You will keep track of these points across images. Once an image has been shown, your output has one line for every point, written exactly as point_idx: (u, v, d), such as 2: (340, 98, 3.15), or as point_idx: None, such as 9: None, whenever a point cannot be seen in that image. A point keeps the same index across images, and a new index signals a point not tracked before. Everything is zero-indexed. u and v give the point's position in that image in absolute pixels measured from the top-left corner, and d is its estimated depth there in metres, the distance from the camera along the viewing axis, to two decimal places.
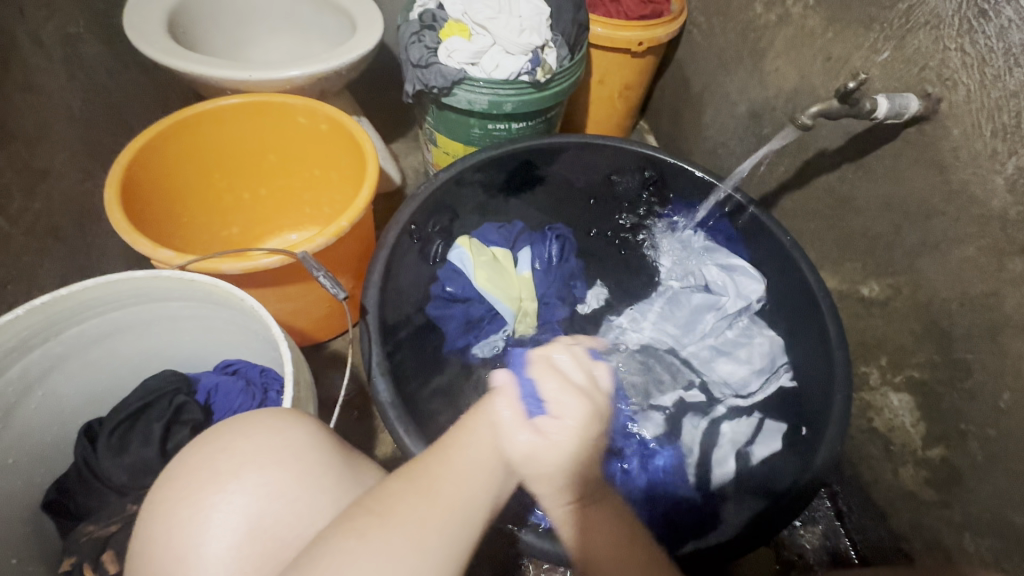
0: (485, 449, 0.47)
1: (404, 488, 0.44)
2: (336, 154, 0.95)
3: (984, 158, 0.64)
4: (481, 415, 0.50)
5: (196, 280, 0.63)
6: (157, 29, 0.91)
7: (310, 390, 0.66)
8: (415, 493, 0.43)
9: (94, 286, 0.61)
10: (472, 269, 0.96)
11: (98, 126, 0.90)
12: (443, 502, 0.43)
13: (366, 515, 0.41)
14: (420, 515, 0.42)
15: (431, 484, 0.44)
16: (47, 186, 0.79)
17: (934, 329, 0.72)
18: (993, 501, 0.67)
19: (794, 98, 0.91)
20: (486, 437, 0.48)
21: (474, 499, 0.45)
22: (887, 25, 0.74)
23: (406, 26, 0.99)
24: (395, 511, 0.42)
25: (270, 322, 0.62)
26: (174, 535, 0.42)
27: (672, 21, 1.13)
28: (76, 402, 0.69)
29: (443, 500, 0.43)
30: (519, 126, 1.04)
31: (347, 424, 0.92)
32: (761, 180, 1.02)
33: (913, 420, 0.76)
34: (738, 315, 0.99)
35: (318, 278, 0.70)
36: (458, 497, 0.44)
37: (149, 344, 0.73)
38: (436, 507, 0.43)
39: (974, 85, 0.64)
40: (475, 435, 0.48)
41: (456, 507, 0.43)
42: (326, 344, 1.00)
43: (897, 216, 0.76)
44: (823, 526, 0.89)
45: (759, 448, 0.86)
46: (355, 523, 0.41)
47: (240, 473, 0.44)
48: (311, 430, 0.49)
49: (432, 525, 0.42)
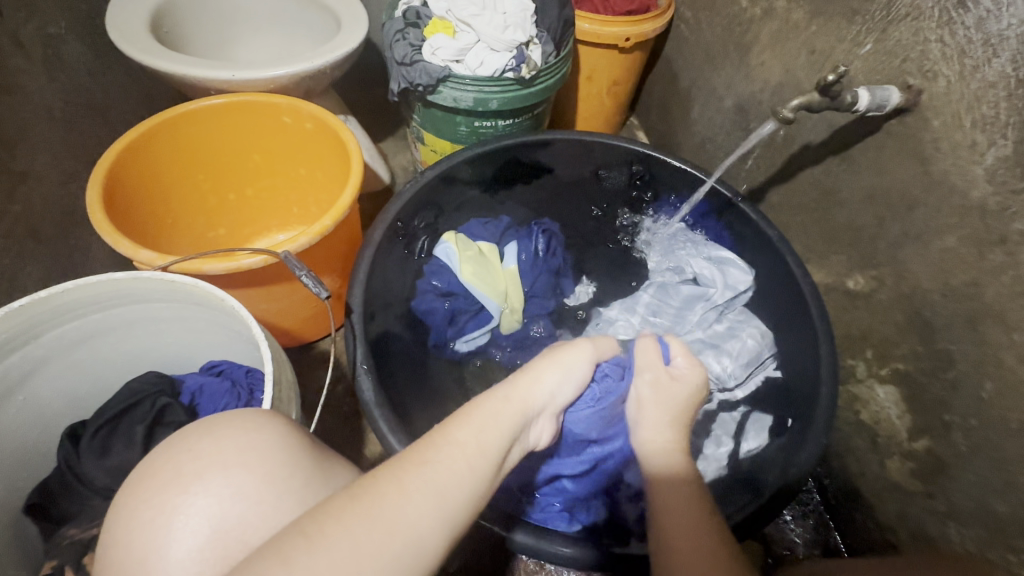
0: (446, 473, 0.42)
1: (346, 506, 0.37)
2: (321, 153, 0.94)
3: (964, 149, 0.64)
4: (449, 433, 0.46)
5: (178, 281, 0.63)
6: (139, 29, 0.91)
7: (293, 390, 0.65)
8: (361, 518, 0.36)
9: (72, 288, 0.60)
10: (457, 263, 0.96)
11: (81, 128, 0.90)
12: (390, 528, 0.37)
13: (298, 535, 0.35)
14: (361, 544, 0.35)
15: (379, 507, 0.38)
16: (27, 188, 0.78)
17: (917, 320, 0.73)
18: (977, 491, 0.68)
19: (780, 92, 0.91)
20: (449, 456, 0.44)
21: (424, 527, 0.38)
22: (869, 17, 0.74)
23: (391, 24, 0.98)
24: (333, 536, 0.35)
25: (250, 322, 0.62)
26: (139, 539, 0.42)
27: (658, 16, 1.13)
28: (57, 405, 0.69)
29: (391, 529, 0.37)
30: (505, 123, 1.04)
31: (335, 424, 0.92)
32: (748, 174, 1.02)
33: (898, 412, 0.76)
34: (725, 308, 0.98)
35: (300, 277, 0.70)
36: (405, 530, 0.37)
37: (132, 346, 0.73)
38: (376, 537, 0.36)
39: (954, 76, 0.64)
40: (439, 454, 0.43)
41: (404, 542, 0.37)
42: (314, 344, 1.00)
43: (880, 208, 0.76)
44: (812, 519, 0.90)
45: (747, 442, 0.87)
46: (282, 547, 0.34)
47: (205, 475, 0.44)
48: (281, 433, 0.48)
49: (370, 563, 0.35)
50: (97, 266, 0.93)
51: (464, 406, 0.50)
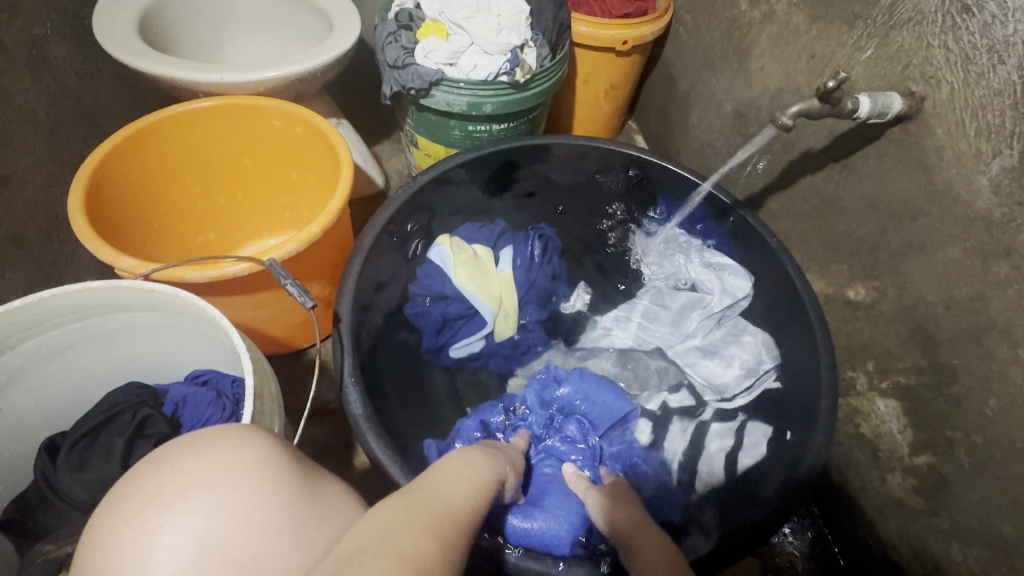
0: (456, 498, 0.50)
1: (394, 513, 0.43)
2: (312, 157, 0.92)
3: (969, 158, 0.62)
4: (437, 476, 0.53)
5: (157, 289, 0.61)
6: (126, 31, 0.89)
7: (277, 403, 0.64)
8: (411, 519, 0.43)
9: (49, 297, 0.58)
10: (452, 267, 0.94)
11: (66, 131, 0.88)
12: (434, 524, 0.44)
13: (364, 535, 0.40)
14: (416, 536, 0.41)
15: (421, 513, 0.45)
16: (9, 193, 0.77)
17: (920, 333, 0.71)
18: (981, 510, 0.66)
19: (779, 97, 0.90)
20: (452, 487, 0.52)
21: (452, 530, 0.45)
22: (870, 22, 0.72)
23: (383, 26, 0.96)
24: (391, 526, 0.41)
25: (232, 332, 0.60)
26: (114, 562, 0.40)
27: (656, 19, 1.11)
28: (36, 416, 0.67)
29: (438, 523, 0.44)
30: (500, 127, 1.02)
31: (325, 434, 0.90)
32: (747, 180, 1.00)
33: (900, 426, 0.74)
34: (723, 316, 0.96)
35: (285, 286, 0.68)
36: (447, 530, 0.44)
37: (114, 355, 0.71)
38: (427, 531, 0.43)
39: (958, 83, 0.62)
40: (445, 487, 0.51)
41: (452, 529, 0.45)
42: (304, 351, 0.98)
43: (882, 217, 0.74)
44: (812, 533, 0.89)
45: (746, 453, 0.84)
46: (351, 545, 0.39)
47: (189, 493, 0.42)
48: (269, 446, 0.48)
49: (435, 546, 0.41)
50: (82, 272, 0.91)
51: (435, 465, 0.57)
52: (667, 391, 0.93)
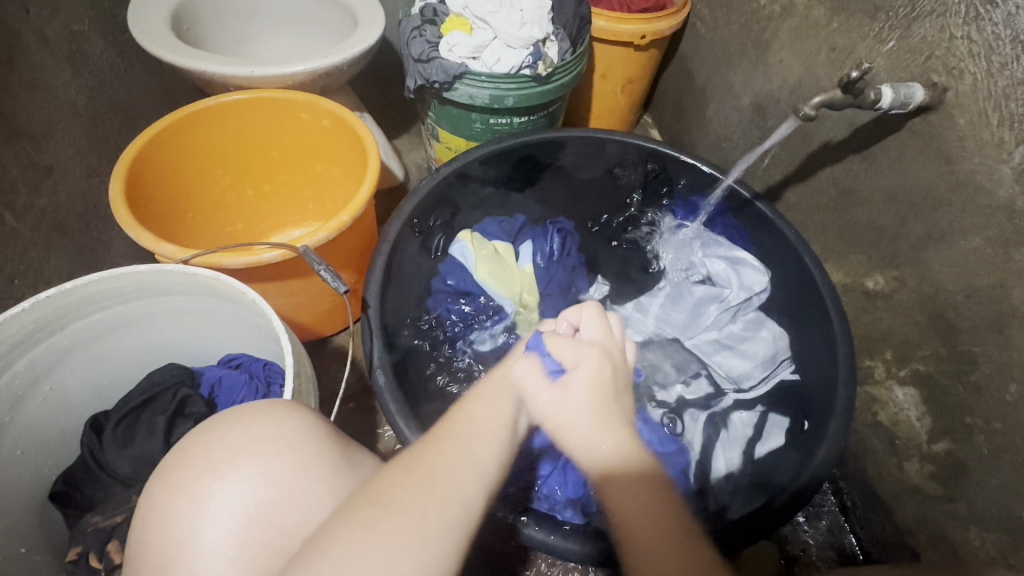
0: (481, 444, 0.49)
1: (403, 479, 0.44)
2: (338, 150, 0.95)
3: (991, 148, 0.63)
4: (470, 411, 0.52)
5: (199, 274, 0.63)
6: (160, 26, 0.92)
7: (312, 383, 0.66)
8: (420, 491, 0.43)
9: (96, 280, 0.61)
10: (473, 263, 0.97)
11: (103, 124, 0.91)
12: (446, 495, 0.44)
13: (370, 509, 0.41)
14: (414, 493, 0.43)
15: (434, 474, 0.45)
16: (52, 182, 0.79)
17: (939, 321, 0.72)
18: (999, 495, 0.67)
19: (799, 90, 0.90)
20: (480, 432, 0.50)
21: (463, 479, 0.46)
22: (892, 14, 0.73)
23: (408, 21, 0.98)
24: (396, 497, 0.42)
25: (272, 316, 0.62)
26: (174, 526, 0.43)
27: (675, 13, 1.12)
28: (81, 394, 0.70)
29: (445, 487, 0.44)
30: (521, 121, 1.04)
31: (351, 419, 0.93)
32: (765, 173, 1.01)
33: (918, 414, 0.76)
34: (741, 309, 0.98)
35: (319, 272, 0.70)
36: (458, 484, 0.45)
37: (153, 338, 0.74)
38: (439, 498, 0.43)
39: (981, 73, 0.63)
40: (468, 430, 0.50)
41: (460, 482, 0.45)
42: (329, 338, 1.01)
43: (902, 208, 0.75)
44: (826, 521, 0.89)
45: (764, 442, 0.86)
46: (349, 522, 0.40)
47: (237, 462, 0.44)
48: (309, 421, 0.49)
49: (433, 516, 0.42)
50: (118, 260, 0.94)
51: (473, 389, 0.56)
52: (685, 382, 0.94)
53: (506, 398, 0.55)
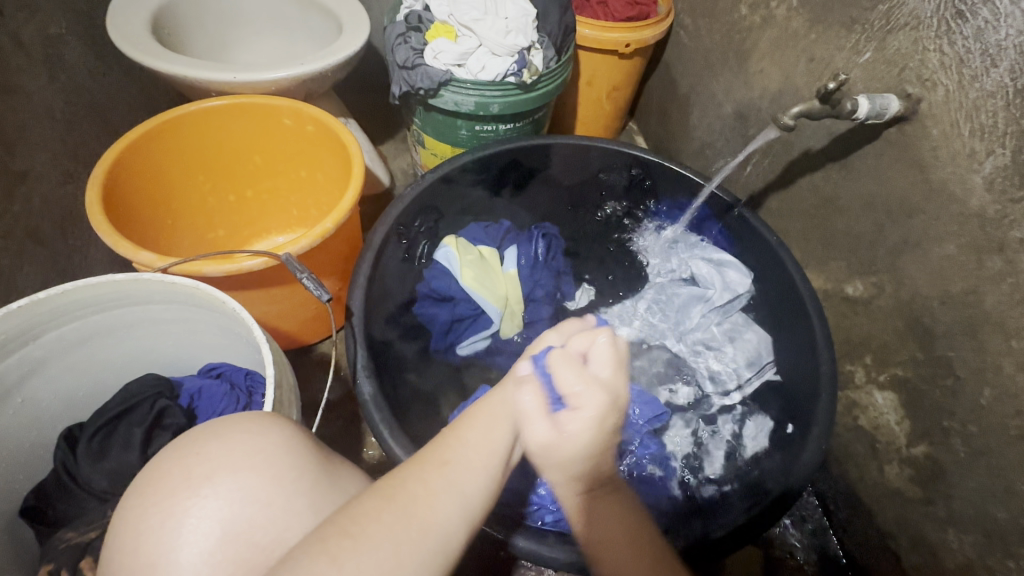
0: (465, 472, 0.45)
1: (382, 507, 0.40)
2: (323, 155, 0.94)
3: (963, 157, 0.65)
4: (465, 434, 0.49)
5: (178, 282, 0.62)
6: (140, 30, 0.90)
7: (294, 392, 0.65)
8: (392, 518, 0.40)
9: (72, 289, 0.60)
10: (458, 268, 0.96)
11: (81, 129, 0.89)
12: (422, 521, 0.40)
13: (351, 540, 0.37)
14: (390, 527, 0.39)
15: (415, 507, 0.41)
16: (26, 188, 0.78)
17: (916, 326, 0.73)
18: (976, 497, 0.68)
19: (779, 99, 0.92)
20: (464, 453, 0.47)
21: (443, 513, 0.42)
22: (867, 27, 0.74)
23: (393, 27, 0.98)
24: (367, 525, 0.39)
25: (252, 324, 0.61)
26: (146, 543, 0.42)
27: (659, 22, 1.13)
28: (56, 405, 0.68)
29: (421, 513, 0.41)
30: (507, 128, 1.04)
31: (335, 428, 0.92)
32: (747, 180, 1.03)
33: (898, 418, 0.77)
34: (725, 311, 0.99)
35: (302, 280, 0.69)
36: (429, 517, 0.41)
37: (131, 347, 0.73)
38: (415, 536, 0.39)
39: (952, 85, 0.65)
40: (456, 455, 0.47)
41: (435, 508, 0.42)
42: (314, 346, 1.00)
43: (879, 215, 0.77)
44: (811, 524, 0.90)
45: (748, 447, 0.87)
46: (307, 551, 0.37)
47: (214, 478, 0.43)
48: (287, 433, 0.48)
49: (409, 546, 0.39)
50: (96, 267, 0.92)
51: (470, 409, 0.53)
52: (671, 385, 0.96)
53: (506, 424, 0.51)
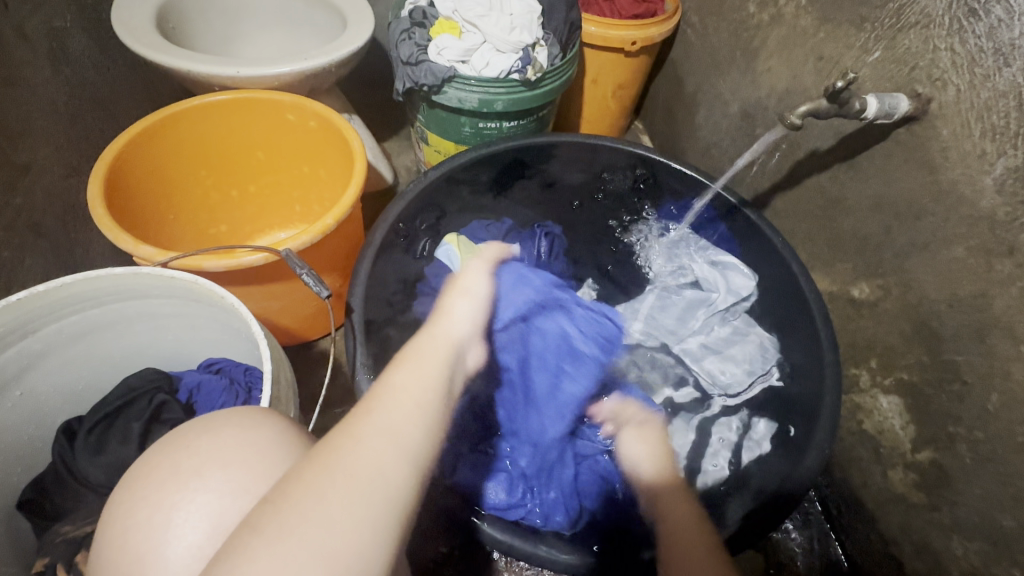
0: (397, 416, 0.44)
1: (315, 479, 0.38)
2: (325, 151, 0.94)
3: (973, 159, 0.64)
4: (392, 386, 0.47)
5: (176, 276, 0.62)
6: (144, 23, 0.90)
7: (291, 388, 0.65)
8: (320, 473, 0.38)
9: (69, 284, 0.59)
10: (459, 264, 0.95)
11: (84, 123, 0.89)
12: (352, 469, 0.39)
13: (281, 505, 0.36)
14: (324, 481, 0.38)
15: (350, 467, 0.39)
16: (28, 181, 0.78)
17: (923, 330, 0.72)
18: (982, 505, 0.67)
19: (786, 98, 0.91)
20: (393, 399, 0.46)
21: (376, 452, 0.41)
22: (878, 25, 0.73)
23: (397, 23, 0.98)
24: (300, 498, 0.37)
25: (251, 320, 0.61)
26: (136, 537, 0.41)
27: (665, 20, 1.12)
28: (55, 398, 0.68)
29: (350, 466, 0.39)
30: (510, 125, 1.03)
31: (334, 425, 0.91)
32: (753, 180, 1.02)
33: (903, 423, 0.76)
34: (728, 314, 0.98)
35: (302, 276, 0.69)
36: (361, 463, 0.39)
37: (129, 342, 0.73)
38: (345, 479, 0.38)
39: (964, 85, 0.64)
40: (383, 403, 0.46)
41: (366, 456, 0.40)
42: (314, 342, 0.99)
43: (887, 217, 0.76)
44: (813, 530, 0.89)
45: (751, 449, 0.85)
46: (237, 542, 0.35)
47: (203, 471, 0.43)
48: (280, 428, 0.47)
49: (339, 491, 0.37)
50: (98, 261, 0.92)
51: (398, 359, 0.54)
52: (672, 387, 0.94)
53: (431, 370, 0.52)
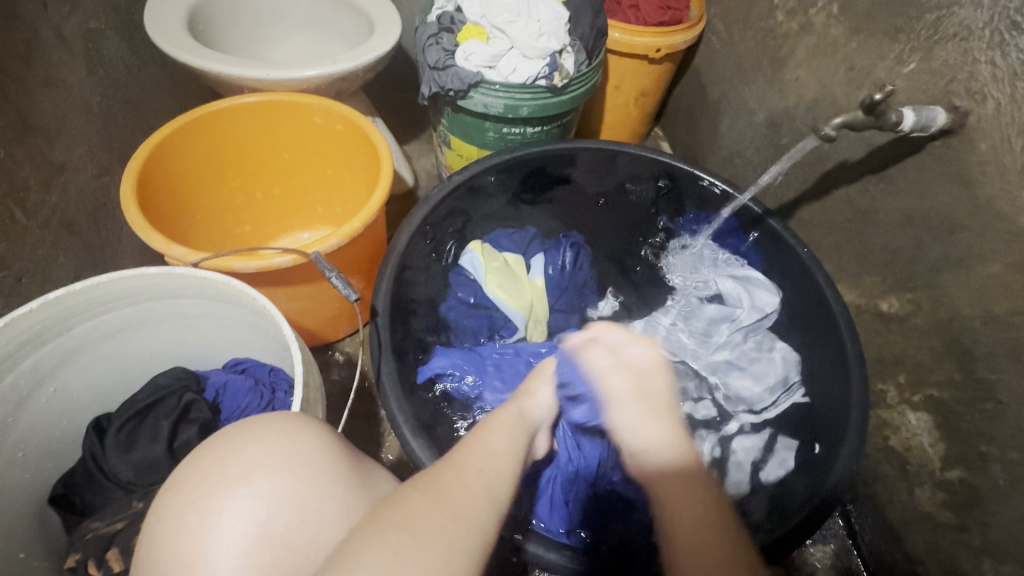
0: (491, 474, 0.48)
1: (431, 507, 0.41)
2: (351, 155, 0.94)
3: (1014, 174, 0.63)
4: (490, 446, 0.52)
5: (210, 278, 0.62)
6: (176, 26, 0.91)
7: (319, 391, 0.65)
8: (435, 509, 0.41)
9: (105, 282, 0.60)
10: (483, 274, 0.96)
11: (116, 123, 0.91)
12: (460, 510, 0.42)
13: (396, 530, 0.38)
14: (438, 519, 0.40)
15: (462, 507, 0.42)
16: (63, 179, 0.79)
17: (955, 347, 0.71)
18: (1015, 527, 0.66)
19: (815, 109, 0.90)
20: (487, 457, 0.50)
21: (478, 502, 0.44)
22: (913, 36, 0.72)
23: (424, 28, 0.98)
24: (417, 524, 0.39)
25: (281, 322, 0.61)
26: (184, 541, 0.42)
27: (691, 28, 1.12)
28: (85, 395, 0.69)
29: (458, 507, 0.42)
30: (534, 131, 1.03)
31: (354, 427, 0.92)
32: (778, 190, 1.01)
33: (932, 440, 0.74)
34: (751, 330, 0.97)
35: (330, 279, 0.69)
36: (466, 506, 0.43)
37: (158, 341, 0.73)
38: (454, 520, 0.41)
39: (1004, 98, 0.63)
40: (478, 460, 0.49)
41: (470, 502, 0.43)
42: (335, 344, 1.00)
43: (919, 230, 0.75)
44: (834, 544, 0.88)
45: (772, 466, 0.84)
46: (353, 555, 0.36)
47: (250, 478, 0.43)
48: (323, 437, 0.48)
49: (451, 528, 0.40)
50: (126, 259, 0.93)
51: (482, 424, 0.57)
52: (692, 402, 0.90)
53: (513, 437, 0.57)
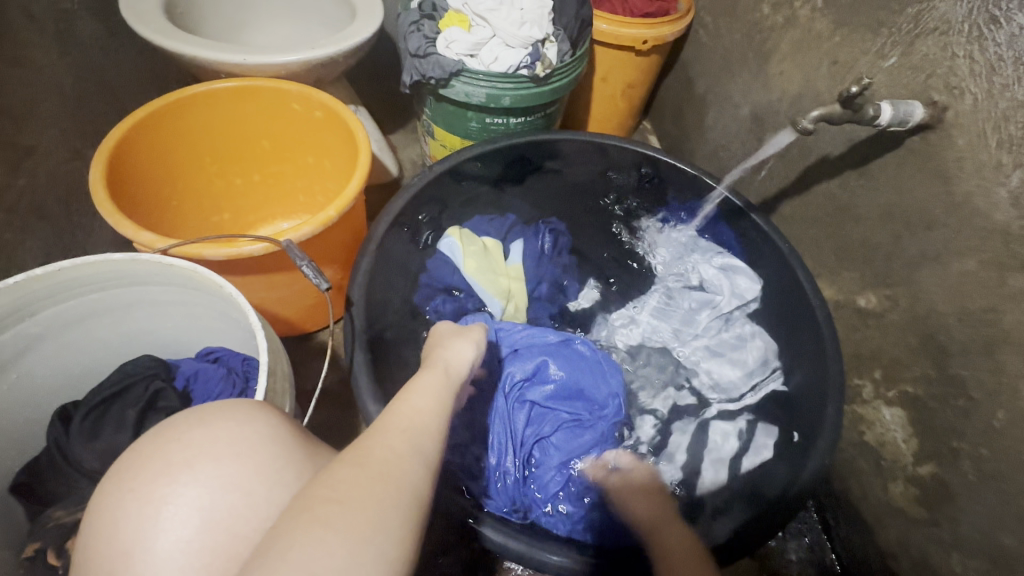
0: (422, 432, 0.44)
1: (349, 473, 0.38)
2: (330, 142, 0.93)
3: (989, 169, 0.62)
4: (406, 401, 0.47)
5: (176, 264, 0.61)
6: (152, 8, 0.90)
7: (288, 381, 0.64)
8: (357, 482, 0.37)
9: (67, 267, 0.59)
10: (461, 258, 0.95)
11: (90, 106, 0.89)
12: (388, 479, 0.38)
13: (313, 508, 0.35)
14: (364, 493, 0.37)
15: (378, 467, 0.39)
16: (31, 163, 0.78)
17: (930, 343, 0.71)
18: (984, 522, 0.66)
19: (798, 102, 0.89)
20: (412, 417, 0.45)
21: (406, 467, 0.40)
22: (895, 30, 0.72)
23: (406, 14, 0.97)
24: (339, 504, 0.36)
25: (249, 310, 0.60)
26: (123, 529, 0.41)
27: (678, 19, 1.11)
28: (51, 381, 0.68)
29: (385, 476, 0.38)
30: (517, 122, 1.02)
31: (330, 418, 0.91)
32: (761, 185, 1.00)
33: (905, 435, 0.75)
34: (731, 317, 0.97)
35: (302, 267, 0.68)
36: (393, 473, 0.39)
37: (127, 328, 0.72)
38: (383, 492, 0.37)
39: (981, 94, 0.63)
40: (406, 420, 0.44)
41: (398, 465, 0.40)
42: (313, 335, 0.99)
43: (897, 225, 0.74)
44: (808, 538, 0.88)
45: (750, 455, 0.82)
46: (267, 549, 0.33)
47: (194, 464, 0.43)
48: (274, 423, 0.47)
49: (382, 501, 0.37)
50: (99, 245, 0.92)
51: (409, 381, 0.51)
52: (674, 390, 0.93)
53: (445, 387, 0.50)
